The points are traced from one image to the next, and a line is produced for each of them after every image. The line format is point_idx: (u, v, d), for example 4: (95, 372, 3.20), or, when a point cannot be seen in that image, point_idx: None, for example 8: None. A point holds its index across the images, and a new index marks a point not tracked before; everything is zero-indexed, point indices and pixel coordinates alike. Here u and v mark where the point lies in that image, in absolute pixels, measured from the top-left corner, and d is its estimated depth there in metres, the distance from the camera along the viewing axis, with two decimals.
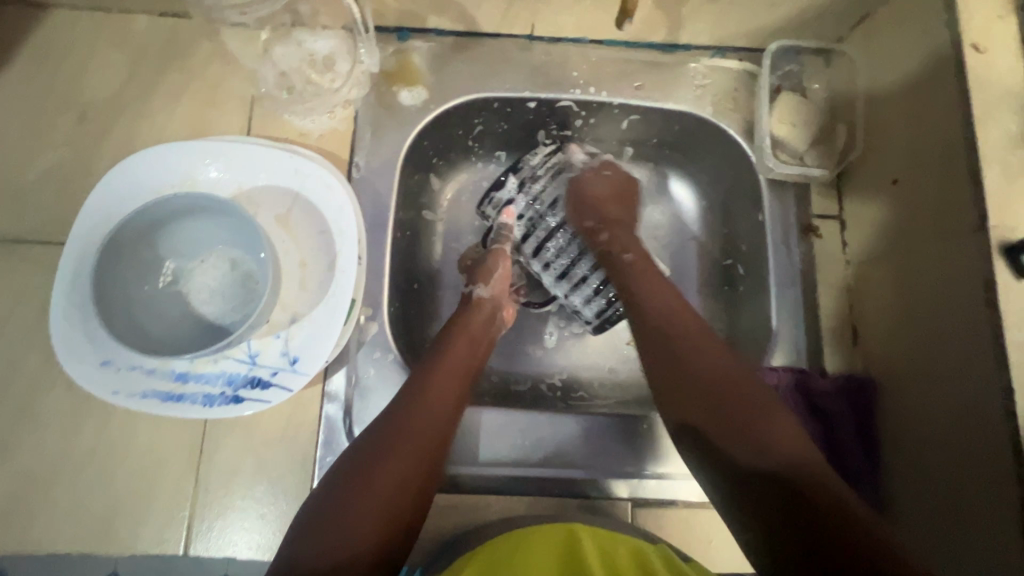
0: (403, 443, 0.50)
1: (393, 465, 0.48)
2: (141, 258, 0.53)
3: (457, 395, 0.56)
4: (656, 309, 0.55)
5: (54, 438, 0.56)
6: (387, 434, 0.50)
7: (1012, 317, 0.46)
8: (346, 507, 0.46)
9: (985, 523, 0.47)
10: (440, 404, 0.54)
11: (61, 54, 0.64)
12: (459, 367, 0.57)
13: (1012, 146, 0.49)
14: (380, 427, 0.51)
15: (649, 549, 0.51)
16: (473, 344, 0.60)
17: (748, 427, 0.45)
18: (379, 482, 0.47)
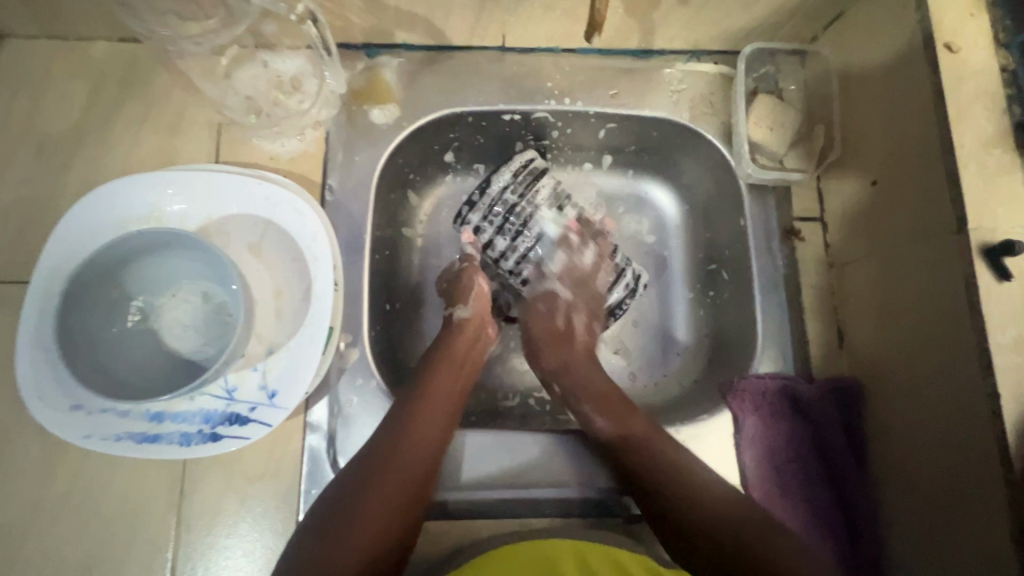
0: (390, 475, 0.49)
1: (379, 499, 0.48)
2: (108, 298, 0.52)
3: (445, 423, 0.55)
4: (592, 389, 0.61)
5: (26, 486, 0.54)
6: (376, 460, 0.50)
7: (995, 320, 0.46)
8: (332, 542, 0.45)
9: (974, 529, 0.47)
10: (430, 433, 0.53)
11: (18, 85, 0.62)
12: (447, 395, 0.57)
13: (987, 147, 0.49)
14: (366, 458, 0.50)
15: (633, 561, 0.50)
16: (459, 369, 0.60)
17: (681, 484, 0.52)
18: (365, 512, 0.47)
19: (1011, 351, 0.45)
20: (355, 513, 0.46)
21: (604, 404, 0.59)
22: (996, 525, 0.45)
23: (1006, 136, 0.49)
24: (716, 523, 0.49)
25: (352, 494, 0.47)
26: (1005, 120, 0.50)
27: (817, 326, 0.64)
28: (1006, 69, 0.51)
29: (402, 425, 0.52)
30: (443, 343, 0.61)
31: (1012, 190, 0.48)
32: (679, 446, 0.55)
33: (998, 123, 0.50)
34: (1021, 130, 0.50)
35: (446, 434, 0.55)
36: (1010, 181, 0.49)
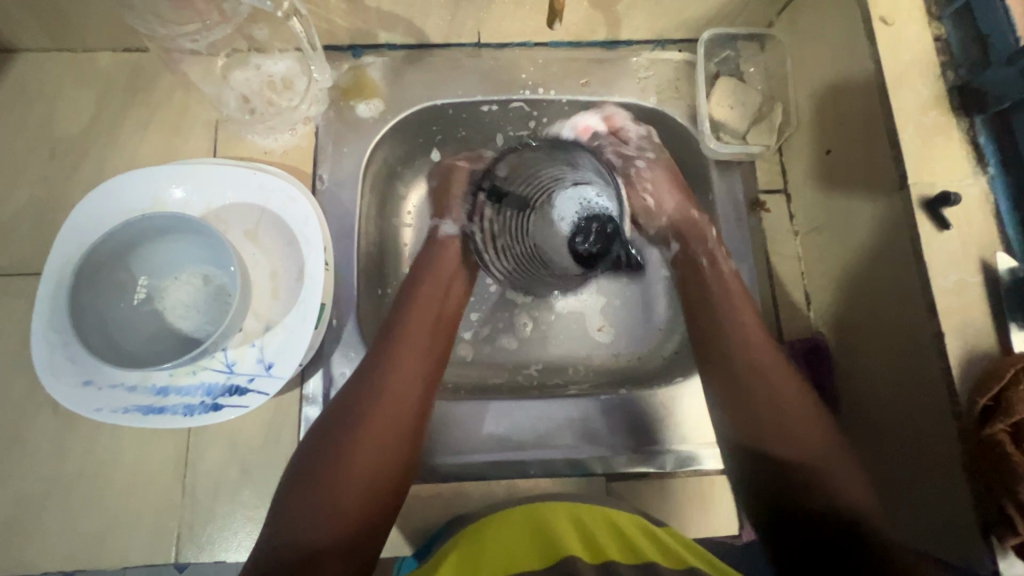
0: (368, 428, 0.51)
1: (361, 452, 0.50)
2: (116, 280, 0.56)
3: (420, 371, 0.55)
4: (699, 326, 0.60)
5: (41, 461, 0.57)
6: (357, 403, 0.52)
7: (937, 266, 0.49)
8: (322, 498, 0.47)
9: (931, 465, 0.50)
10: (405, 384, 0.54)
11: (31, 93, 0.67)
12: (421, 342, 0.57)
13: (924, 110, 0.53)
14: (343, 414, 0.52)
15: (627, 519, 0.52)
16: (436, 317, 0.60)
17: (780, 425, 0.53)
18: (356, 455, 0.49)
19: (952, 294, 0.49)
20: (340, 470, 0.48)
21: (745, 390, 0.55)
22: (950, 457, 0.48)
23: (941, 99, 0.53)
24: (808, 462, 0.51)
25: (335, 446, 0.50)
26: (940, 84, 0.54)
27: (784, 291, 0.67)
28: (939, 38, 0.55)
29: (376, 379, 0.54)
30: (412, 293, 0.61)
31: (948, 148, 0.52)
32: (766, 366, 0.55)
33: (933, 87, 0.54)
34: (955, 93, 0.54)
35: (424, 380, 0.56)
36: (948, 139, 0.52)
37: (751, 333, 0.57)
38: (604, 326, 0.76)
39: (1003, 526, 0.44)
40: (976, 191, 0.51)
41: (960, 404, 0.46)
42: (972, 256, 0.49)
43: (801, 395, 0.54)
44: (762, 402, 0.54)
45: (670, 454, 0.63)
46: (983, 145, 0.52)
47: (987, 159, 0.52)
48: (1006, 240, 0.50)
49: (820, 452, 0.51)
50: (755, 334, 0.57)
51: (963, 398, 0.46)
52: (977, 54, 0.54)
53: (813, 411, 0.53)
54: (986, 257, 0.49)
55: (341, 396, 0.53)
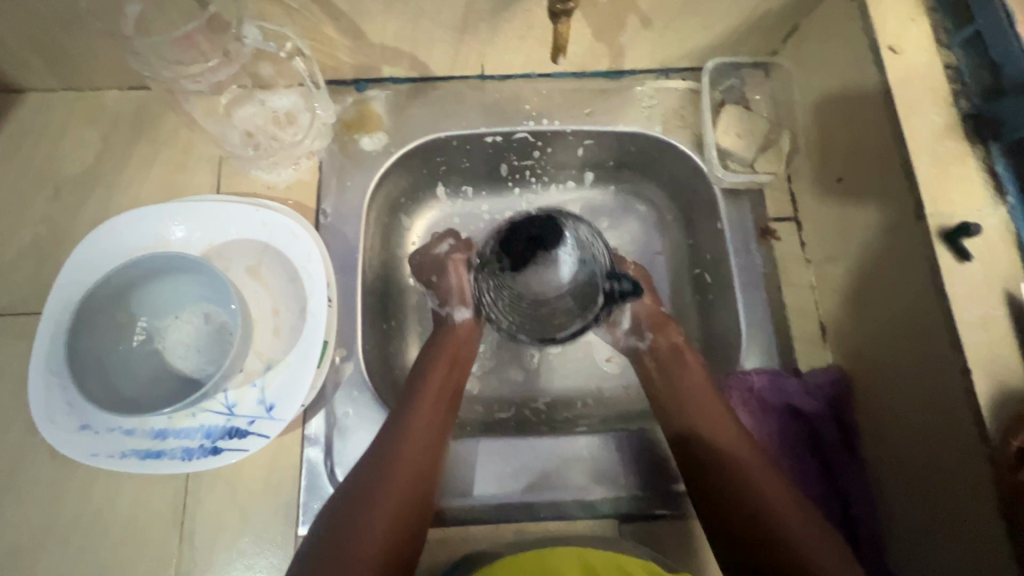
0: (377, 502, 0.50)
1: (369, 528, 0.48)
2: (115, 321, 0.55)
3: (428, 442, 0.55)
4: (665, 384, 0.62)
5: (37, 507, 0.56)
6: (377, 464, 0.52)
7: (960, 299, 0.48)
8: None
9: (963, 510, 0.47)
10: (416, 454, 0.53)
11: (37, 133, 0.67)
12: (431, 410, 0.57)
13: (938, 138, 0.52)
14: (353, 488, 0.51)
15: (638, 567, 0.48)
16: (449, 367, 0.62)
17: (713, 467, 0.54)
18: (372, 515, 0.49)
19: (978, 328, 0.47)
20: (348, 548, 0.47)
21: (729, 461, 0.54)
22: (984, 503, 0.45)
23: (955, 126, 0.52)
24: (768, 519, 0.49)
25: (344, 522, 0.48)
26: (954, 112, 0.53)
27: (799, 321, 0.66)
28: (950, 66, 0.54)
29: (386, 450, 0.53)
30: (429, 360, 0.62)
31: (965, 176, 0.51)
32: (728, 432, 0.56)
33: (946, 115, 0.53)
34: (969, 120, 0.52)
35: (435, 442, 0.55)
36: (964, 168, 0.51)
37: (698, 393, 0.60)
38: (613, 357, 0.74)
39: None
40: (996, 219, 0.50)
41: (992, 444, 0.44)
42: (996, 289, 0.48)
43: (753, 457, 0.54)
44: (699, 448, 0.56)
45: (685, 493, 0.60)
46: (1001, 173, 0.51)
47: (1007, 188, 0.51)
48: None
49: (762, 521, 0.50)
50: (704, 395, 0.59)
51: (995, 438, 0.44)
52: (991, 81, 0.53)
53: (764, 477, 0.52)
54: (1011, 289, 0.48)
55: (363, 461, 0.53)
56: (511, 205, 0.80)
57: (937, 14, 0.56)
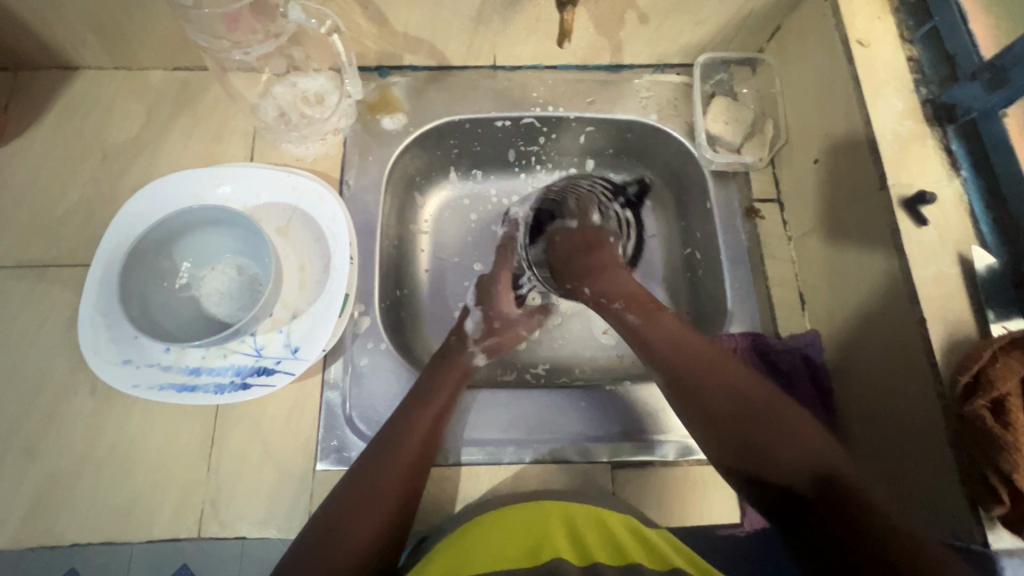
0: (362, 509, 0.50)
1: (352, 534, 0.49)
2: (159, 267, 0.61)
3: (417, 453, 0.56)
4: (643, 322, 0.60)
5: (78, 437, 0.61)
6: (358, 492, 0.51)
7: (917, 258, 0.53)
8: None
9: (920, 447, 0.52)
10: (394, 481, 0.53)
11: (88, 106, 0.74)
12: (423, 435, 0.57)
13: (901, 120, 0.59)
14: (338, 500, 0.51)
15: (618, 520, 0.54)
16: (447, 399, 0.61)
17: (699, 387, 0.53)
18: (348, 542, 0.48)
19: (933, 283, 0.53)
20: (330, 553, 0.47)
21: (682, 358, 0.56)
22: (936, 436, 0.50)
23: (916, 110, 0.59)
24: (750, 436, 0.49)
25: (328, 529, 0.49)
26: (914, 97, 0.59)
27: (780, 292, 0.71)
28: (912, 59, 0.61)
29: (375, 463, 0.54)
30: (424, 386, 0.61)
31: (923, 153, 0.57)
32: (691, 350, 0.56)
33: (907, 101, 0.59)
34: (929, 105, 0.59)
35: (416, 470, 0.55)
36: (922, 146, 0.58)
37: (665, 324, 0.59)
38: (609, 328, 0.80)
39: (990, 497, 0.46)
40: (951, 191, 0.56)
41: (943, 383, 0.50)
42: (949, 249, 0.54)
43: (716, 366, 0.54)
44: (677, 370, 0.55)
45: (672, 442, 0.65)
46: (955, 151, 0.57)
47: (959, 163, 0.57)
48: (980, 236, 0.55)
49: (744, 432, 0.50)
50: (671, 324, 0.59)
51: (945, 377, 0.50)
52: (947, 72, 0.60)
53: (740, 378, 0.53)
54: (963, 250, 0.54)
55: (344, 486, 0.52)
56: (517, 188, 0.86)
57: (901, 13, 0.63)
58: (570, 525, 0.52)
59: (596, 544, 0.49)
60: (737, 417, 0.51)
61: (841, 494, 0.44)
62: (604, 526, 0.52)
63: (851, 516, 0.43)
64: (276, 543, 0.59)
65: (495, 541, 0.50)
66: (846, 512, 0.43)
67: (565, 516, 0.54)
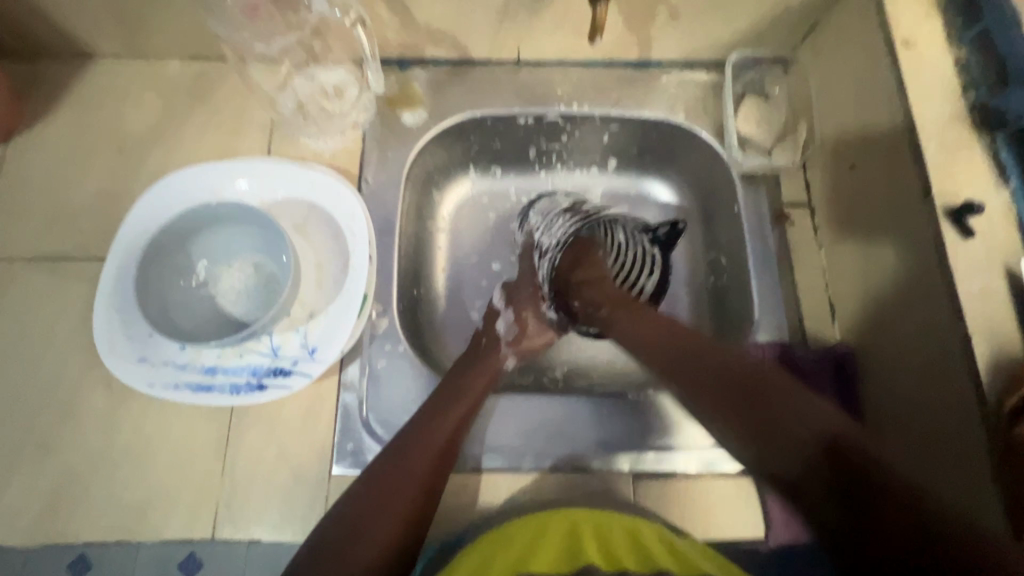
0: (381, 514, 0.49)
1: (370, 541, 0.48)
2: (175, 263, 0.60)
3: (436, 460, 0.54)
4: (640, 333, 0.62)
5: (93, 433, 0.60)
6: (380, 489, 0.51)
7: (963, 272, 0.51)
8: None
9: (958, 470, 0.51)
10: (409, 479, 0.52)
11: (103, 95, 0.73)
12: (449, 432, 0.56)
13: (947, 125, 0.56)
14: (358, 501, 0.50)
15: (650, 532, 0.53)
16: (475, 400, 0.59)
17: (742, 389, 0.54)
18: (360, 542, 0.48)
19: (979, 298, 0.50)
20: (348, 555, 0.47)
21: (691, 363, 0.58)
22: (979, 459, 0.48)
23: (963, 115, 0.56)
24: (789, 426, 0.50)
25: (349, 531, 0.48)
26: (962, 102, 0.57)
27: (810, 301, 0.69)
28: (960, 61, 0.58)
29: (395, 468, 0.52)
30: (451, 382, 0.60)
31: (970, 161, 0.55)
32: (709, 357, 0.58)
33: (955, 105, 0.57)
34: (977, 111, 0.56)
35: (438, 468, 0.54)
36: (969, 154, 0.55)
37: (665, 324, 0.63)
38: None
39: None
40: (999, 201, 0.54)
41: (988, 404, 0.47)
42: (996, 263, 0.51)
43: (735, 359, 0.57)
44: (717, 377, 0.56)
45: (696, 454, 0.63)
46: (1004, 160, 0.55)
47: (1008, 173, 0.54)
48: None
49: (792, 431, 0.49)
50: (661, 325, 0.62)
51: (991, 398, 0.47)
52: (997, 76, 0.57)
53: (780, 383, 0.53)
54: (1011, 265, 0.51)
55: (361, 482, 0.52)
56: (537, 187, 0.84)
57: (950, 13, 0.60)
58: (605, 535, 0.52)
59: (627, 556, 0.49)
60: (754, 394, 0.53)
61: (862, 466, 0.45)
62: (635, 536, 0.52)
63: (880, 480, 0.43)
64: (291, 547, 0.57)
65: (525, 550, 0.50)
66: (866, 487, 0.44)
67: (598, 524, 0.53)
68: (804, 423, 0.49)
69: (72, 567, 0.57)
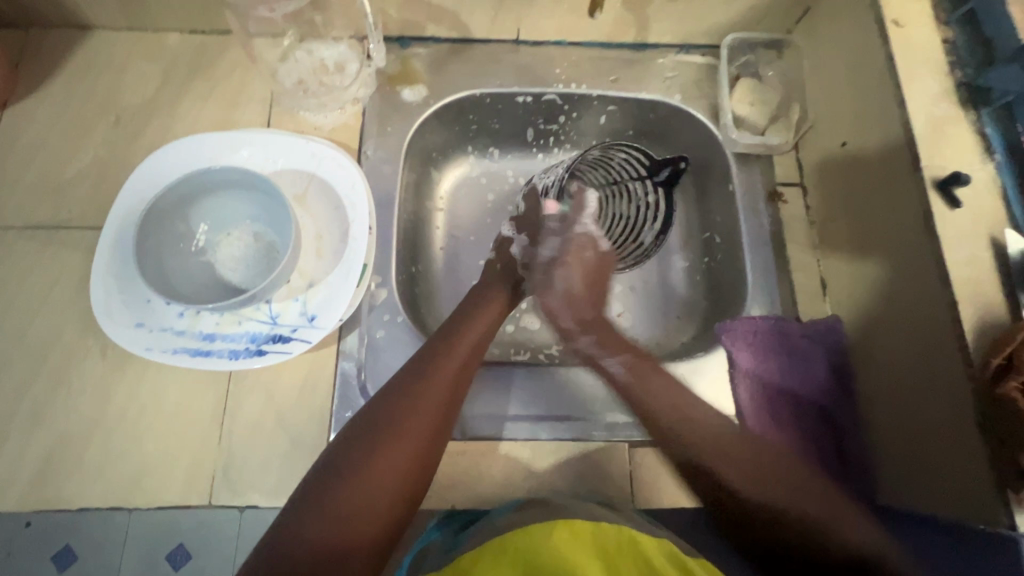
0: (390, 445, 0.48)
1: (377, 475, 0.46)
2: (175, 229, 0.60)
3: (445, 399, 0.53)
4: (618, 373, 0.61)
5: (89, 400, 0.60)
6: (389, 417, 0.50)
7: (950, 240, 0.53)
8: (337, 508, 0.44)
9: (944, 432, 0.52)
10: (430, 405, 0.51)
11: (101, 66, 0.72)
12: (464, 356, 0.57)
13: (936, 101, 0.58)
14: (362, 430, 0.49)
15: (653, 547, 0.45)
16: (487, 328, 0.62)
17: (675, 415, 0.56)
18: (371, 472, 0.46)
19: (966, 266, 0.52)
20: (358, 484, 0.45)
21: (635, 387, 0.59)
22: (964, 419, 0.50)
23: (950, 92, 0.58)
24: (712, 465, 0.53)
25: (357, 457, 0.47)
26: (949, 80, 0.58)
27: (801, 277, 0.71)
28: (947, 41, 0.60)
29: (395, 413, 0.50)
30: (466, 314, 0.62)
31: (957, 135, 0.56)
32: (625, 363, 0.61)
33: (942, 83, 0.58)
34: (963, 89, 0.58)
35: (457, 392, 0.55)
36: (956, 128, 0.57)
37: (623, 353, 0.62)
38: (624, 313, 0.78)
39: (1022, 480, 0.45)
40: (984, 174, 0.55)
41: (974, 365, 0.49)
42: (982, 233, 0.53)
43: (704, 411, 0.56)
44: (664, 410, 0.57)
45: None
46: (989, 135, 0.57)
47: (994, 148, 0.56)
48: (1014, 221, 0.54)
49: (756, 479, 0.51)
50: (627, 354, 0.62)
51: (977, 359, 0.49)
52: (983, 56, 0.59)
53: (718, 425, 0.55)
54: (996, 235, 0.53)
55: (370, 408, 0.51)
56: (534, 168, 0.85)
57: None
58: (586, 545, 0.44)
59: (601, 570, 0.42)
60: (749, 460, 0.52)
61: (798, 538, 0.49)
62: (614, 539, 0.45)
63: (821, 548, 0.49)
64: None
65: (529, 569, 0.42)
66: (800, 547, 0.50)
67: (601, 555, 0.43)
68: (700, 452, 0.54)
69: (56, 560, 0.56)
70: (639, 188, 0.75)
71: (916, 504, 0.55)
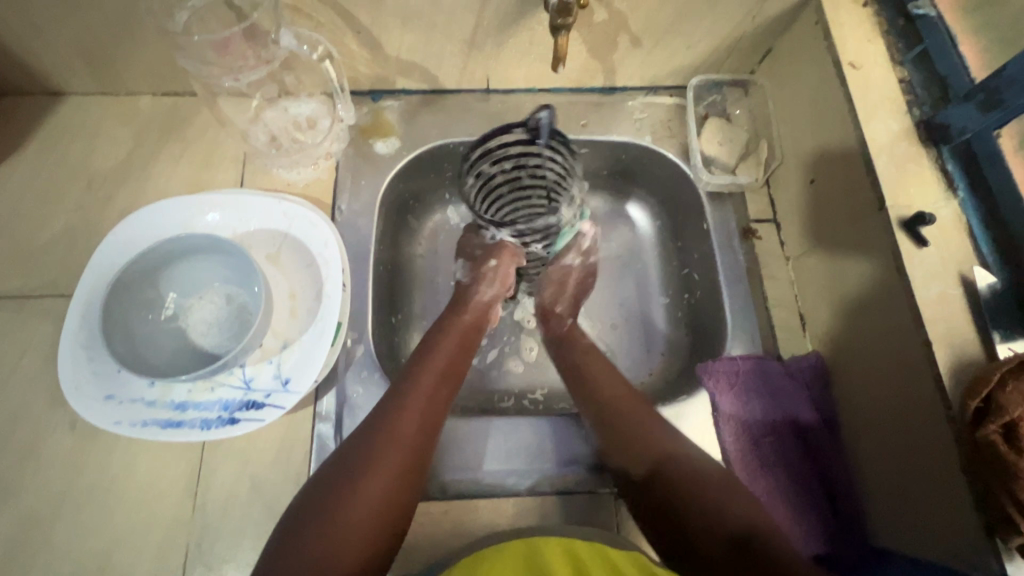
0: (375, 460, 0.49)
1: (365, 488, 0.47)
2: (145, 297, 0.59)
3: (429, 412, 0.54)
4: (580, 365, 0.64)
5: (57, 475, 0.58)
6: (389, 410, 0.53)
7: (920, 280, 0.53)
8: (343, 510, 0.46)
9: (932, 473, 0.51)
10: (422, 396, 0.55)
11: (72, 132, 0.73)
12: (451, 353, 0.61)
13: (896, 141, 0.59)
14: (344, 452, 0.50)
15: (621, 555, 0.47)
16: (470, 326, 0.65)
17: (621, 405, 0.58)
18: (377, 465, 0.49)
19: (938, 304, 0.52)
20: (330, 533, 0.44)
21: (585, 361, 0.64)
22: (949, 462, 0.49)
23: (910, 131, 0.59)
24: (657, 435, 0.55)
25: (358, 452, 0.50)
26: (908, 119, 0.60)
27: (780, 312, 0.70)
28: (904, 80, 0.62)
29: (391, 409, 0.53)
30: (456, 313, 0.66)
31: (919, 173, 0.57)
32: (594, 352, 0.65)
33: (902, 121, 0.60)
34: (923, 126, 0.59)
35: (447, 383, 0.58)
36: (918, 167, 0.58)
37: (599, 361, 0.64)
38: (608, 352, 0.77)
39: (1008, 525, 0.45)
40: (949, 211, 0.56)
41: (954, 407, 0.49)
42: (951, 270, 0.53)
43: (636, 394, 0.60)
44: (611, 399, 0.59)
45: None
46: (951, 171, 0.58)
47: (956, 185, 0.57)
48: (981, 257, 0.54)
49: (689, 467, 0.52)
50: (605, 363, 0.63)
51: (955, 401, 0.49)
52: (940, 93, 0.60)
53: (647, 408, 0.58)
54: (965, 271, 0.53)
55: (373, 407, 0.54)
56: None
57: (891, 36, 0.64)
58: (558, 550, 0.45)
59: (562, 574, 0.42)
60: (660, 461, 0.53)
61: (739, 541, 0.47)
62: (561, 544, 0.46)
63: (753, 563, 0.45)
64: None
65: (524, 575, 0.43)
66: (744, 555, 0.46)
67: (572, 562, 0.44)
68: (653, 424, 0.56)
69: None
70: (536, 163, 0.69)
71: (915, 548, 0.54)
